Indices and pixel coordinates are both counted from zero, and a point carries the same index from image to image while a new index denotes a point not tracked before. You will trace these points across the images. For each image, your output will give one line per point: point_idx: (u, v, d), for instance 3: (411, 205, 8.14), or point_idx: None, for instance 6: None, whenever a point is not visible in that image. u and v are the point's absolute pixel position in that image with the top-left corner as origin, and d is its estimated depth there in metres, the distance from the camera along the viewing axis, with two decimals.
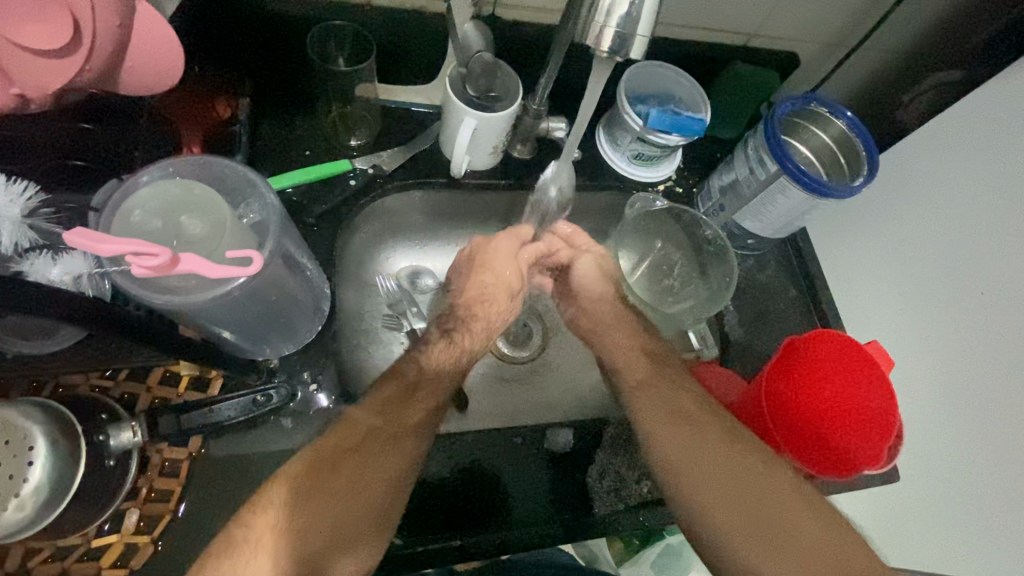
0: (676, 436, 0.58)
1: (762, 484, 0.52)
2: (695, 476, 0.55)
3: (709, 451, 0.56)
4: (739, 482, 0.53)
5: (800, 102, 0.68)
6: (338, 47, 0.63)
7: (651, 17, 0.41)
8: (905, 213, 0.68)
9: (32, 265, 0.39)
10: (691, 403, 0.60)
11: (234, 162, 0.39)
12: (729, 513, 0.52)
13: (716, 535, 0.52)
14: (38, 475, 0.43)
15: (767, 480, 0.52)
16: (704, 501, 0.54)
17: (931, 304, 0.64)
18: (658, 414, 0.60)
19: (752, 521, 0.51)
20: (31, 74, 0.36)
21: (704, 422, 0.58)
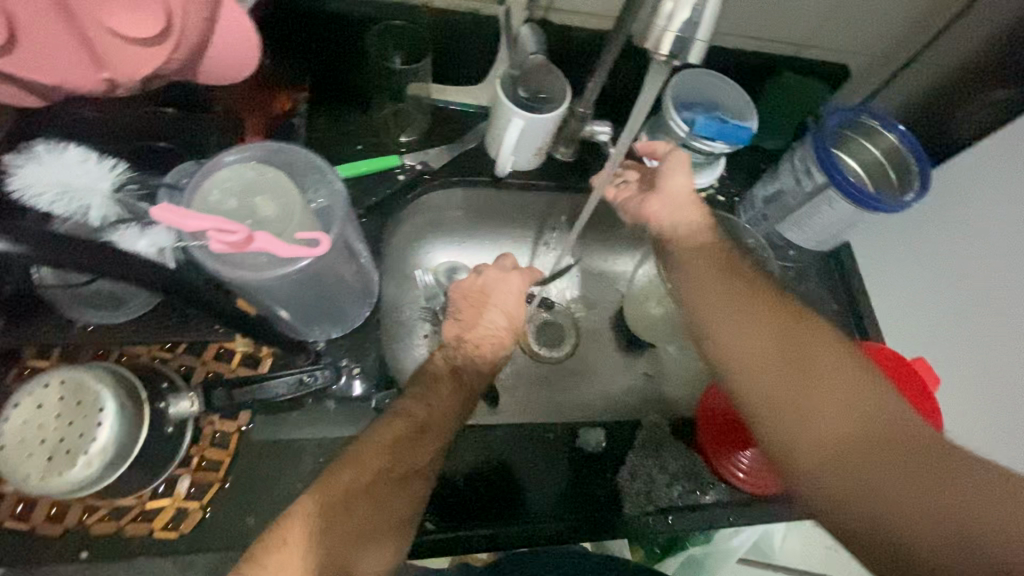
0: (765, 352, 0.49)
1: (870, 416, 0.44)
2: (784, 395, 0.47)
3: (810, 375, 0.47)
4: (838, 403, 0.45)
5: (851, 114, 0.68)
6: (396, 46, 0.66)
7: (710, 23, 0.42)
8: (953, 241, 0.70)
9: (121, 235, 0.42)
10: (775, 315, 0.51)
11: (306, 151, 0.42)
12: (822, 435, 0.44)
13: (803, 458, 0.44)
14: (106, 435, 0.43)
15: (878, 413, 0.44)
16: (807, 434, 0.45)
17: (975, 328, 0.67)
18: (740, 326, 0.51)
19: (853, 444, 0.43)
20: (123, 61, 0.39)
21: (798, 342, 0.49)
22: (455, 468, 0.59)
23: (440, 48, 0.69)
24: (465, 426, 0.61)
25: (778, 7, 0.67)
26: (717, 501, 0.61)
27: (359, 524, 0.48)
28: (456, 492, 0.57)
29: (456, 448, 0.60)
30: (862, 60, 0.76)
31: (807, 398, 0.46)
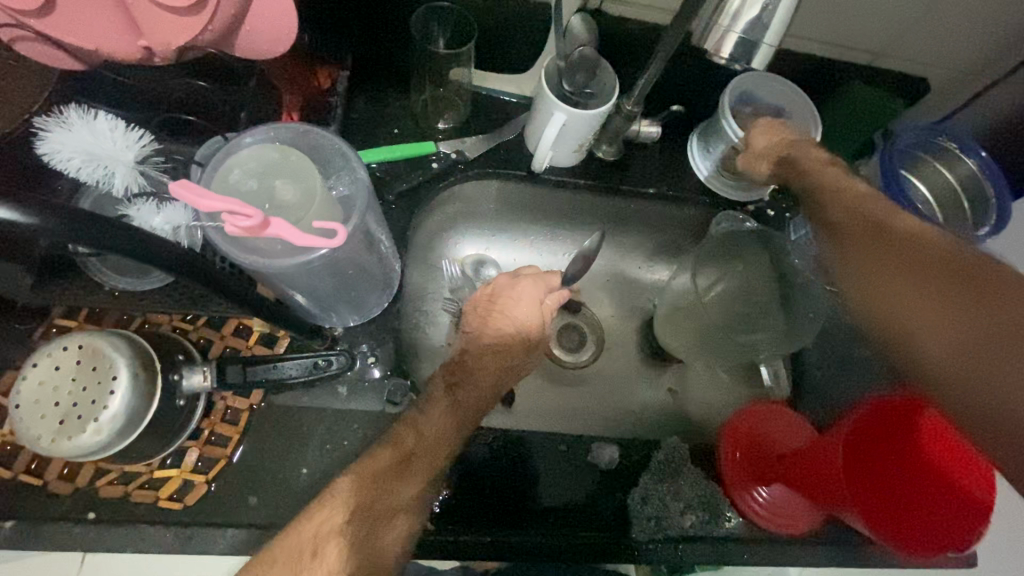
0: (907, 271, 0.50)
1: (986, 299, 0.45)
2: (925, 314, 0.48)
3: (906, 267, 0.51)
4: (933, 290, 0.48)
5: (924, 134, 0.63)
6: (441, 28, 0.63)
7: (782, 26, 0.38)
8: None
9: (137, 210, 0.44)
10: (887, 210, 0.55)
11: (331, 134, 0.40)
12: (906, 310, 0.50)
13: (915, 344, 0.49)
14: (118, 404, 0.43)
15: (976, 294, 0.46)
16: (902, 315, 0.50)
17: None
18: (841, 242, 0.57)
19: (955, 320, 0.46)
20: (158, 30, 0.38)
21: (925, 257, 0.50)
22: (464, 467, 0.57)
23: (486, 33, 0.66)
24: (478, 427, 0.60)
25: (856, 11, 0.62)
26: (734, 535, 0.57)
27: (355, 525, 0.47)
28: (461, 491, 0.56)
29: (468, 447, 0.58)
30: (944, 74, 0.69)
31: (939, 318, 0.47)
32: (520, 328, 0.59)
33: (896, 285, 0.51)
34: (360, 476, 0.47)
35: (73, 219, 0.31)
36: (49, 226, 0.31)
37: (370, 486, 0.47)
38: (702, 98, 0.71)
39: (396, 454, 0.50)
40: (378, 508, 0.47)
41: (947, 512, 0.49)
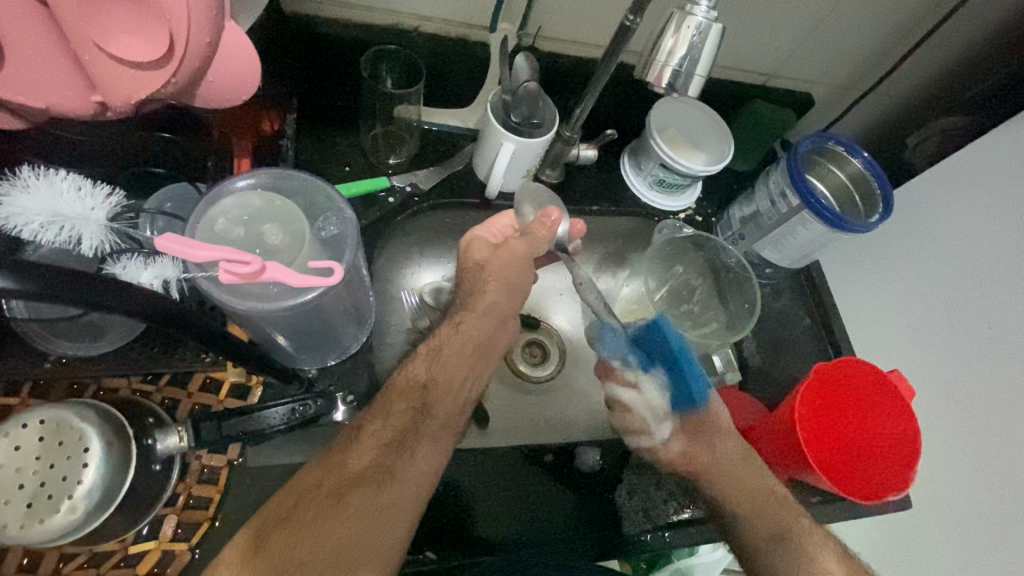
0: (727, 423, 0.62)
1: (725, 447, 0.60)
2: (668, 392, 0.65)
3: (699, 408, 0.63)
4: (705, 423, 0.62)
5: (819, 141, 0.71)
6: (389, 69, 0.66)
7: (709, 59, 0.44)
8: (933, 245, 0.67)
9: (123, 268, 0.42)
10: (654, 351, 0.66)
11: (318, 180, 0.42)
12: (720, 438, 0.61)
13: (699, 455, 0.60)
14: (91, 476, 0.41)
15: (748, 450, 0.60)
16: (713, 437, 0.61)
17: (972, 332, 0.61)
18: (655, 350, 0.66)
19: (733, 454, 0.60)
20: (116, 85, 0.38)
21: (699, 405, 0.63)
22: (449, 493, 0.59)
23: (431, 71, 0.69)
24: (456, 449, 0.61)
25: (751, 41, 0.72)
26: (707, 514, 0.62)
27: None
28: (438, 511, 0.57)
29: (453, 473, 0.60)
30: (825, 89, 0.81)
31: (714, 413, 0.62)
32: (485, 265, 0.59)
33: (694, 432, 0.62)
34: (318, 473, 0.45)
35: (50, 276, 0.29)
36: (31, 291, 0.28)
37: (321, 472, 0.45)
38: (631, 120, 0.78)
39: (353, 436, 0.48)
40: (330, 492, 0.43)
41: (885, 461, 0.57)
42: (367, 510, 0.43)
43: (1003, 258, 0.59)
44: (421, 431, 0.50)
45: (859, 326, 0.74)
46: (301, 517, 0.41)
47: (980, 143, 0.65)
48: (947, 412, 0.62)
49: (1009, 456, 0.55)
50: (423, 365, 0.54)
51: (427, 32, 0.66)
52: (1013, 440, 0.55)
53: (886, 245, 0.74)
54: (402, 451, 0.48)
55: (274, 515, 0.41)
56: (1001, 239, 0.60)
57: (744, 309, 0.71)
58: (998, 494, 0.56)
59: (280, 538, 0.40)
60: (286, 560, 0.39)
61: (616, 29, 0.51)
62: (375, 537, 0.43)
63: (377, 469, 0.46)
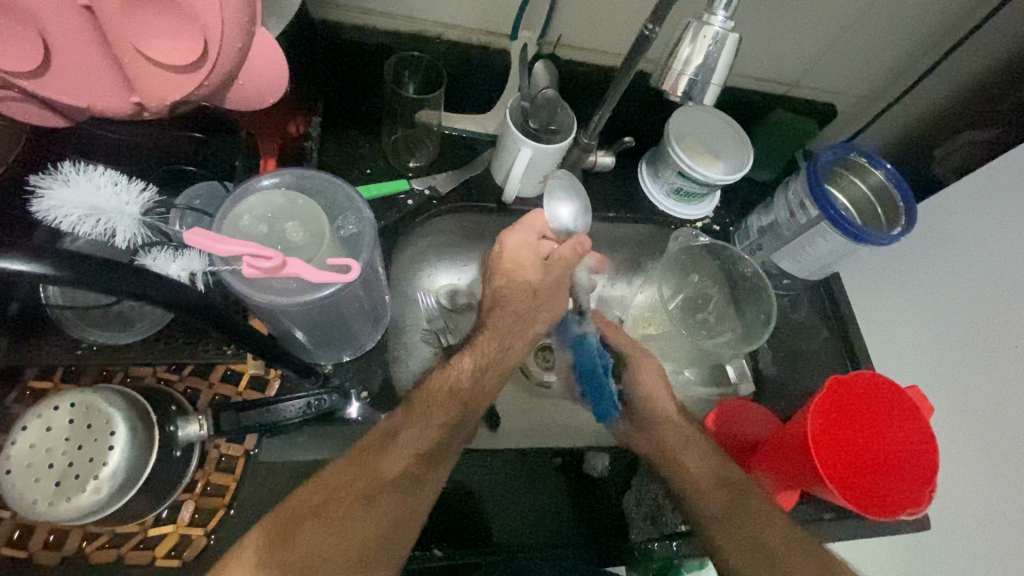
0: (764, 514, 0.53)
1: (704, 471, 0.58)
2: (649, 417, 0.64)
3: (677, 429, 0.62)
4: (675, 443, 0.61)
5: (841, 152, 0.70)
6: (411, 75, 0.68)
7: (724, 69, 0.44)
8: (959, 260, 0.65)
9: (153, 260, 0.43)
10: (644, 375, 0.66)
11: (338, 180, 0.43)
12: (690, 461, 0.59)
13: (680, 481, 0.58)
14: (117, 458, 0.43)
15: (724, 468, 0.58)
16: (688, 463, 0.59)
17: (995, 349, 0.59)
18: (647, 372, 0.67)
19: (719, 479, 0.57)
20: (155, 87, 0.40)
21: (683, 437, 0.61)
22: (458, 493, 0.60)
23: (452, 78, 0.71)
24: (467, 450, 0.62)
25: (773, 51, 0.72)
26: None
27: None
28: (445, 509, 0.58)
29: (462, 472, 0.61)
30: (849, 99, 0.80)
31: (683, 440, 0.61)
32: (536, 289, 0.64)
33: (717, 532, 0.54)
34: (349, 471, 0.47)
35: (87, 264, 0.31)
36: (68, 277, 0.30)
37: (354, 471, 0.47)
38: (650, 128, 0.78)
39: (386, 437, 0.50)
40: (361, 493, 0.46)
41: (905, 480, 0.55)
42: (392, 512, 0.46)
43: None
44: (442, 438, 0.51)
45: (879, 340, 0.73)
46: (331, 515, 0.44)
47: (1009, 156, 0.63)
48: (969, 429, 0.61)
49: None
50: None
51: (449, 39, 0.68)
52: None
53: (908, 257, 0.72)
54: (432, 462, 0.50)
55: (304, 509, 0.44)
56: None
57: (760, 319, 0.71)
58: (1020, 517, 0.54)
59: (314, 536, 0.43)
60: (307, 555, 0.42)
61: (635, 38, 0.51)
62: (397, 535, 0.46)
63: (404, 477, 0.48)
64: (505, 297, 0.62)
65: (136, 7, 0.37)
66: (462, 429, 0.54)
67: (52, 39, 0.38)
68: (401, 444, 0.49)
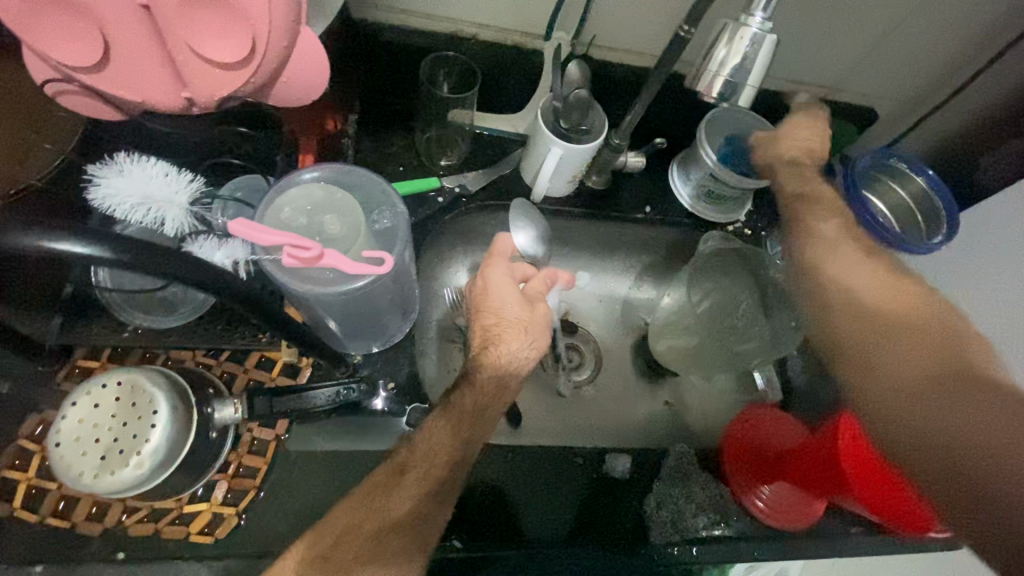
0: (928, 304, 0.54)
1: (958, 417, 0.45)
2: (851, 352, 0.53)
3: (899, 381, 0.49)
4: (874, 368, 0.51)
5: (880, 158, 0.69)
6: (446, 75, 0.69)
7: (761, 71, 0.44)
8: None
9: (201, 246, 0.45)
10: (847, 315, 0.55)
11: (373, 175, 0.44)
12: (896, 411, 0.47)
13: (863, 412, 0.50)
14: (158, 436, 0.45)
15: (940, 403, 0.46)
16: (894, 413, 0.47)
17: None
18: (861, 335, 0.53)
19: (936, 401, 0.46)
20: (205, 83, 0.42)
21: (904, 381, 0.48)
22: (480, 487, 0.60)
23: (486, 77, 0.72)
24: (487, 444, 0.63)
25: (811, 54, 0.71)
26: (738, 534, 0.61)
27: None
28: (466, 503, 0.59)
29: (484, 469, 0.62)
30: (889, 105, 0.78)
31: (885, 373, 0.50)
32: (525, 327, 0.60)
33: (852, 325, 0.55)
34: (357, 511, 0.47)
35: (144, 249, 0.32)
36: (122, 261, 0.32)
37: (362, 513, 0.47)
38: (682, 129, 0.78)
39: (395, 471, 0.49)
40: (370, 534, 0.47)
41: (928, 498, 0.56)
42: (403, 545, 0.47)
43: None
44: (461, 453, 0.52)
45: None
46: (342, 556, 0.46)
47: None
48: None
49: None
50: None
51: (484, 39, 0.69)
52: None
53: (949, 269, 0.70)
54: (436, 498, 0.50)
55: (314, 551, 0.45)
56: None
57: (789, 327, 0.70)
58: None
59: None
60: None
61: (671, 39, 0.51)
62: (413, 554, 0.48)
63: (413, 514, 0.48)
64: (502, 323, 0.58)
65: (187, 8, 0.39)
66: (473, 441, 0.53)
67: (111, 37, 0.40)
68: (421, 456, 0.50)
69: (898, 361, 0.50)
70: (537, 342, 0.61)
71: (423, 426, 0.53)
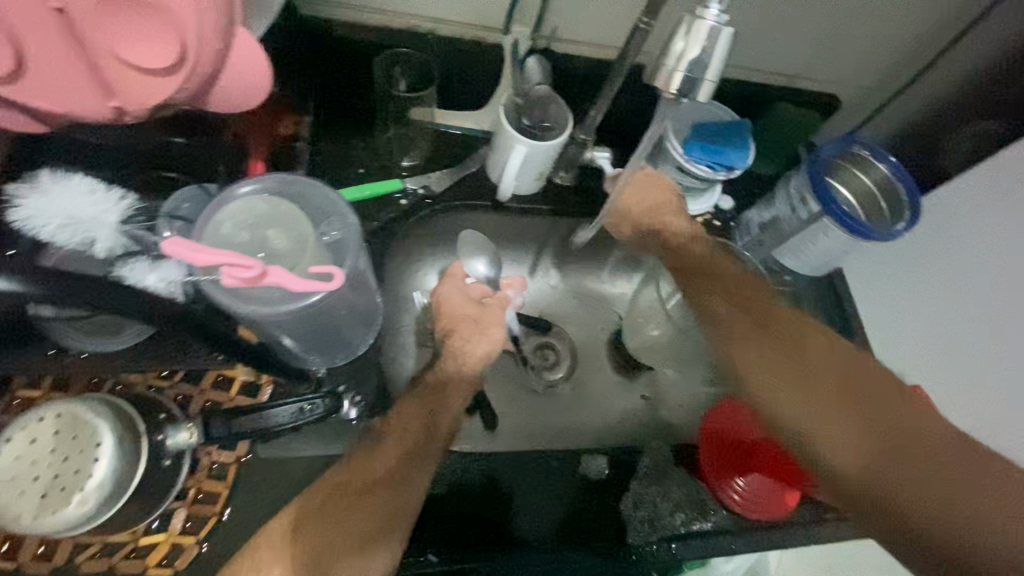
0: (804, 363, 0.59)
1: (897, 436, 0.50)
2: (793, 405, 0.56)
3: (842, 415, 0.53)
4: (818, 400, 0.55)
5: (843, 146, 0.69)
6: (403, 72, 0.66)
7: (719, 65, 0.43)
8: (969, 256, 0.64)
9: (131, 269, 0.43)
10: (757, 328, 0.63)
11: (317, 183, 0.42)
12: (852, 455, 0.50)
13: (830, 465, 0.51)
14: (102, 470, 0.43)
15: (877, 426, 0.51)
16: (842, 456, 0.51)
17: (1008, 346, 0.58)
18: (793, 391, 0.57)
19: (879, 435, 0.50)
20: (133, 91, 0.40)
21: (829, 430, 0.53)
22: (454, 497, 0.59)
23: (445, 74, 0.69)
24: (452, 450, 0.62)
25: (773, 42, 0.70)
26: (717, 527, 0.61)
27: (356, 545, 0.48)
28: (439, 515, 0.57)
29: (456, 479, 0.60)
30: (852, 91, 0.78)
31: (841, 424, 0.52)
32: (479, 321, 0.63)
33: (786, 402, 0.57)
34: (346, 471, 0.51)
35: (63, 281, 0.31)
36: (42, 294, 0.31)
37: (350, 472, 0.51)
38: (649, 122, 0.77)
39: (376, 439, 0.54)
40: (358, 489, 0.50)
41: None
42: (385, 503, 0.50)
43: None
44: (432, 436, 0.55)
45: (886, 338, 0.71)
46: (332, 508, 0.48)
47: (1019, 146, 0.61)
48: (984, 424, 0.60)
49: None
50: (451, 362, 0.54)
51: (441, 34, 0.66)
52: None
53: (914, 254, 0.70)
54: (414, 458, 0.53)
55: (307, 505, 0.48)
56: None
57: None
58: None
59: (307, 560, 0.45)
60: (314, 542, 0.46)
61: (631, 32, 0.50)
62: (396, 516, 0.50)
63: (395, 476, 0.51)
64: None
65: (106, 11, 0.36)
66: (437, 422, 0.57)
67: (24, 46, 0.37)
68: (397, 434, 0.54)
69: (831, 403, 0.54)
70: (496, 334, 0.63)
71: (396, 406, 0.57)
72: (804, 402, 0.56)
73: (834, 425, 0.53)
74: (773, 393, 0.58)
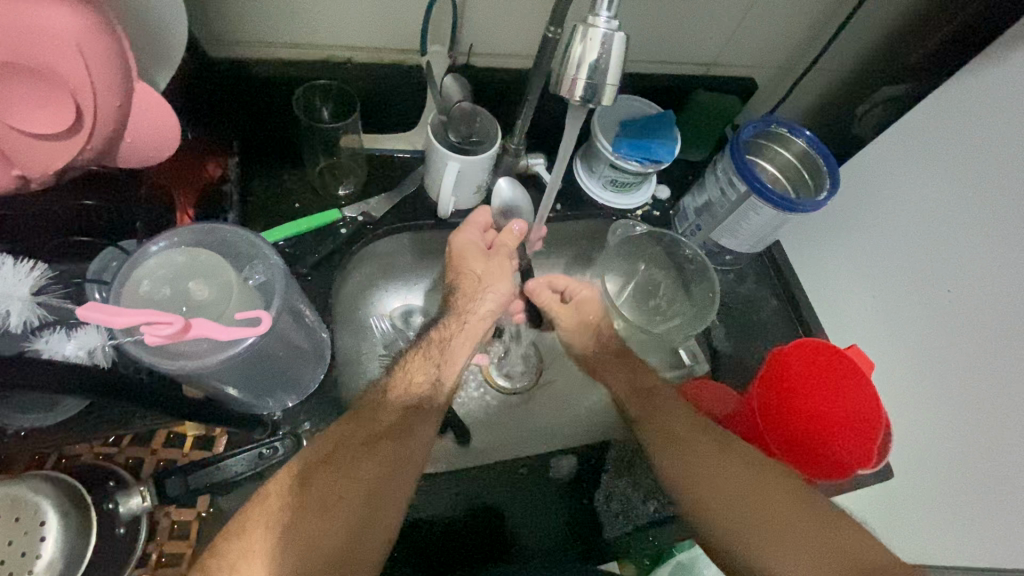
0: (776, 497, 0.49)
1: (831, 535, 0.45)
2: (716, 503, 0.51)
3: (761, 512, 0.48)
4: (740, 494, 0.50)
5: (762, 125, 0.72)
6: (323, 101, 0.66)
7: (617, 69, 0.44)
8: (887, 213, 0.67)
9: (45, 342, 0.38)
10: (681, 423, 0.59)
11: (235, 230, 0.45)
12: (783, 558, 0.45)
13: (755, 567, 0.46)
14: (50, 549, 0.44)
15: (806, 522, 0.46)
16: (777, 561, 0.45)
17: (931, 296, 0.60)
18: (714, 485, 0.52)
19: (809, 535, 0.45)
20: (33, 156, 0.38)
21: (764, 520, 0.47)
22: (430, 518, 0.60)
23: (369, 99, 0.69)
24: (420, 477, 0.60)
25: (683, 34, 0.73)
26: None
27: (368, 502, 0.45)
28: (414, 537, 0.58)
29: (425, 500, 0.60)
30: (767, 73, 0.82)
31: (762, 525, 0.47)
32: (482, 277, 0.65)
33: (756, 539, 0.47)
34: (348, 426, 0.49)
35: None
36: None
37: (353, 426, 0.49)
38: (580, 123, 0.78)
39: (378, 397, 0.52)
40: (363, 441, 0.48)
41: (843, 443, 0.56)
42: (388, 461, 0.48)
43: (959, 220, 0.58)
44: (430, 406, 0.54)
45: (827, 301, 0.74)
46: (337, 463, 0.46)
47: (921, 105, 0.64)
48: (910, 377, 0.61)
49: (981, 424, 0.52)
50: (420, 366, 0.56)
51: (359, 61, 0.66)
52: (976, 403, 0.53)
53: (841, 219, 0.73)
54: (418, 416, 0.53)
55: (313, 461, 0.46)
56: (949, 204, 0.59)
57: (706, 299, 0.72)
58: (958, 466, 0.54)
59: (307, 523, 0.42)
60: (323, 498, 0.44)
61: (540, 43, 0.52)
62: (401, 475, 0.48)
63: (398, 427, 0.51)
64: (451, 343, 0.61)
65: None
66: (439, 393, 0.56)
67: None
68: (397, 394, 0.53)
69: (757, 495, 0.49)
70: (498, 292, 0.66)
71: (400, 364, 0.57)
72: (721, 491, 0.51)
73: (767, 521, 0.47)
74: (694, 486, 0.53)
